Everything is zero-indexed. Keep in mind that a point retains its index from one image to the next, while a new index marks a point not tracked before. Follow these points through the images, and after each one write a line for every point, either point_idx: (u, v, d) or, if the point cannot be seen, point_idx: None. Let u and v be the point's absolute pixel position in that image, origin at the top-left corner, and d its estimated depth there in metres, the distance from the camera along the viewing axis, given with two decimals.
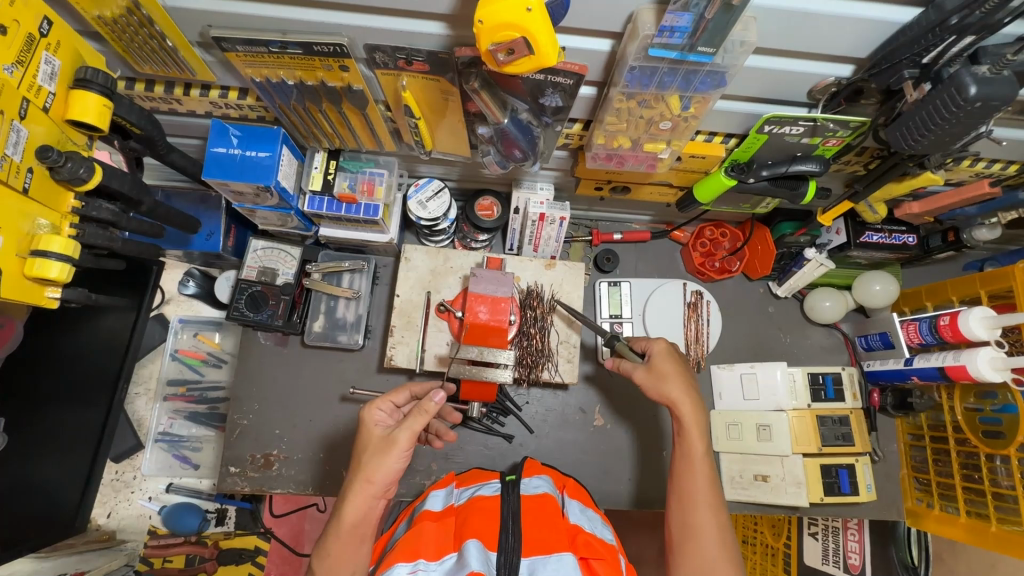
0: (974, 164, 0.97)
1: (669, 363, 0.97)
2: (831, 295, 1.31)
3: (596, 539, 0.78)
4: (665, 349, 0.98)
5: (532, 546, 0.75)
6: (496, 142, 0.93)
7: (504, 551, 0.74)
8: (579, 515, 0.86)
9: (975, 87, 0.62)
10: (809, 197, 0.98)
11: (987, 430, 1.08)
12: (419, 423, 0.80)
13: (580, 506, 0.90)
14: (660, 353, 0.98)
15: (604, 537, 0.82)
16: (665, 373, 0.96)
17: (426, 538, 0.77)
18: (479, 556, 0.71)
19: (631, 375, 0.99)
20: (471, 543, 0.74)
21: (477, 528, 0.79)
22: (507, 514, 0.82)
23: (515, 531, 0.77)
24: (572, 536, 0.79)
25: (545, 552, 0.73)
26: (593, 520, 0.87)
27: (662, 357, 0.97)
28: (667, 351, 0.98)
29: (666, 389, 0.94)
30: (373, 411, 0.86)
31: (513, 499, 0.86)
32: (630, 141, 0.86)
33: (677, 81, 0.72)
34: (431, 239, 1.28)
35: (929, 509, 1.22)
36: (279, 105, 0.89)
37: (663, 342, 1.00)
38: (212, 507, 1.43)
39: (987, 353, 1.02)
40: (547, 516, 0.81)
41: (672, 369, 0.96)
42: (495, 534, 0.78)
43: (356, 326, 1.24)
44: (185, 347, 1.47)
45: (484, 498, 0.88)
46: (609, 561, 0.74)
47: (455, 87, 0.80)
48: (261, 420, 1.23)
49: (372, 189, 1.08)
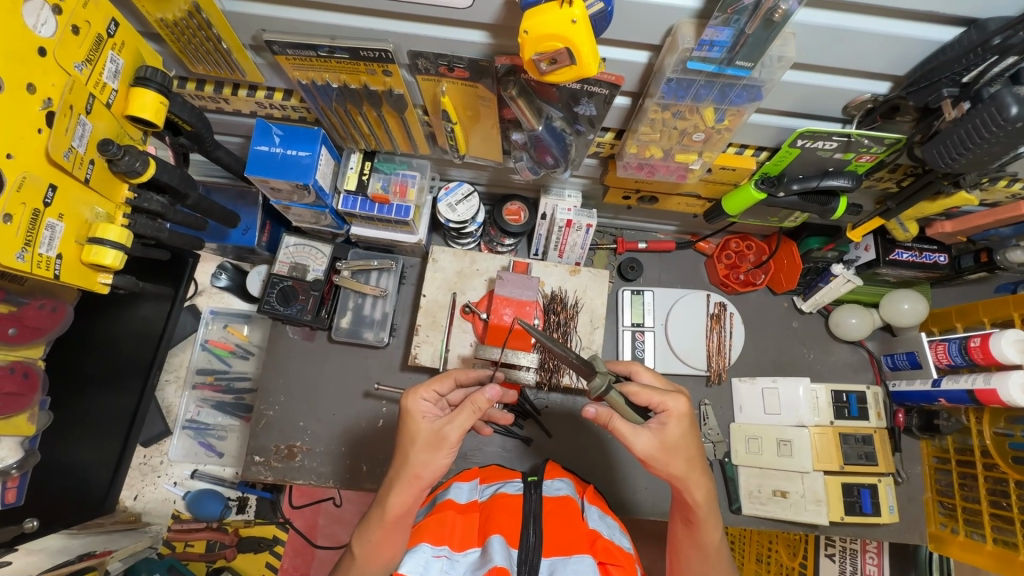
0: (1010, 185, 0.95)
1: (681, 432, 0.80)
2: (857, 312, 1.30)
3: (614, 545, 0.78)
4: (682, 409, 0.80)
5: (553, 548, 0.76)
6: (529, 148, 0.95)
7: (526, 548, 0.76)
8: (598, 521, 0.86)
9: (1015, 108, 0.62)
10: (840, 213, 0.97)
11: (1016, 456, 1.07)
12: (469, 421, 0.79)
13: (599, 512, 0.90)
14: (675, 417, 0.80)
15: (621, 545, 0.82)
16: (675, 448, 0.80)
17: (450, 529, 0.80)
18: (502, 551, 0.73)
19: (631, 440, 0.79)
20: (494, 538, 0.76)
21: (500, 524, 0.81)
22: (529, 514, 0.82)
23: (536, 531, 0.78)
24: (591, 540, 0.79)
25: (565, 554, 0.74)
26: (612, 526, 0.87)
27: (676, 424, 0.80)
28: (684, 414, 0.81)
29: (673, 468, 0.81)
30: (419, 401, 0.81)
31: (535, 500, 0.86)
32: (662, 152, 0.87)
33: (713, 94, 0.73)
34: (458, 241, 1.31)
35: (953, 534, 1.20)
36: (321, 106, 0.92)
37: (675, 402, 0.80)
38: (234, 495, 1.46)
39: (1018, 376, 1.00)
40: (567, 520, 0.82)
41: (684, 439, 0.80)
42: (517, 533, 0.80)
43: (382, 324, 1.27)
44: (214, 338, 1.52)
45: (506, 497, 0.89)
46: (627, 568, 0.74)
47: (491, 93, 0.83)
48: (286, 412, 1.26)
49: (404, 190, 1.11)
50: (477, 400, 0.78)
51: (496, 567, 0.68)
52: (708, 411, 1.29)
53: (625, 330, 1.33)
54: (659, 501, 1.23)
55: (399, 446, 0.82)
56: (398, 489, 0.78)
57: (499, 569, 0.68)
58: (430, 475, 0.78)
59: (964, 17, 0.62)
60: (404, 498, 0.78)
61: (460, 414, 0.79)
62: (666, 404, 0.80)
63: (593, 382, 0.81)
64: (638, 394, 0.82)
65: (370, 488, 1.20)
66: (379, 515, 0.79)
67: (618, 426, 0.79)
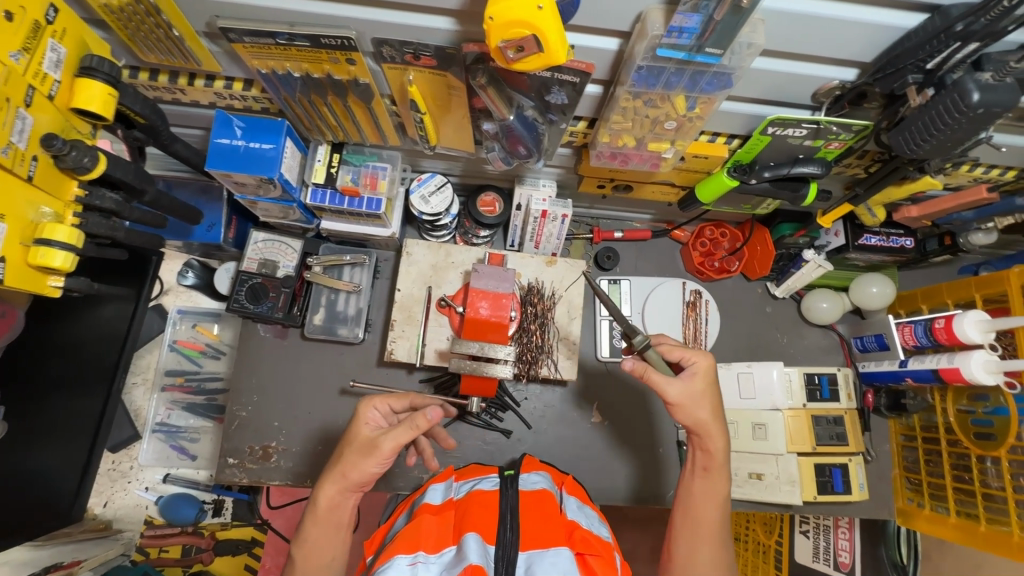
0: (973, 170, 0.97)
1: (707, 385, 0.88)
2: (828, 296, 1.32)
3: (592, 535, 0.79)
4: (703, 365, 0.90)
5: (530, 541, 0.76)
6: (500, 139, 0.93)
7: (503, 545, 0.75)
8: (576, 511, 0.87)
9: (977, 94, 0.62)
10: (810, 200, 0.99)
11: (978, 431, 1.11)
12: (405, 436, 0.78)
13: (577, 503, 0.91)
14: (698, 370, 0.89)
15: (599, 534, 0.83)
16: (701, 396, 0.88)
17: (425, 533, 0.78)
18: (477, 550, 0.72)
19: (662, 386, 0.87)
20: (470, 535, 0.75)
21: (477, 521, 0.80)
22: (506, 510, 0.82)
23: (513, 526, 0.78)
24: (569, 531, 0.80)
25: (542, 547, 0.74)
26: (590, 516, 0.88)
27: (701, 377, 0.88)
28: (706, 371, 0.90)
29: (697, 415, 0.88)
30: (369, 410, 0.85)
31: (511, 493, 0.86)
32: (634, 140, 0.86)
33: (684, 81, 0.72)
34: (433, 235, 1.28)
35: (919, 508, 1.25)
36: (285, 97, 0.89)
37: (706, 358, 0.90)
38: (210, 498, 1.43)
39: (981, 356, 1.05)
40: (544, 514, 0.82)
41: (707, 394, 0.88)
42: (494, 530, 0.79)
43: (357, 320, 1.24)
44: (183, 338, 1.47)
45: (482, 493, 0.88)
46: (604, 557, 0.75)
47: (460, 82, 0.81)
48: (260, 412, 1.23)
49: (375, 183, 1.08)
50: (417, 419, 0.78)
51: (472, 565, 0.68)
52: None
53: (604, 319, 1.33)
54: (638, 487, 1.26)
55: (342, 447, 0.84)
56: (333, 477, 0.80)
57: (474, 568, 0.68)
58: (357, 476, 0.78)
59: (928, 3, 0.62)
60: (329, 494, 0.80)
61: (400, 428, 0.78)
62: (695, 356, 0.90)
63: (635, 339, 0.88)
64: (670, 351, 0.91)
65: None
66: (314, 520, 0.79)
67: (653, 377, 0.87)
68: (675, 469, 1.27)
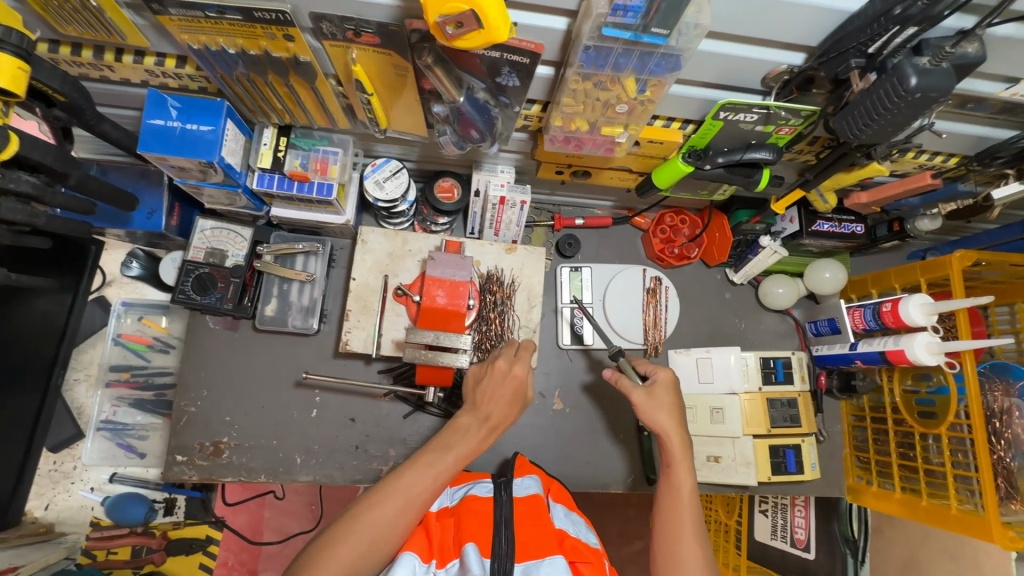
0: (917, 157, 0.99)
1: (668, 394, 1.04)
2: (784, 282, 1.35)
3: (581, 544, 0.87)
4: (668, 380, 1.06)
5: (524, 553, 0.83)
6: (452, 122, 0.90)
7: (499, 556, 0.82)
8: (563, 519, 0.95)
9: (915, 78, 0.62)
10: (764, 184, 1.00)
11: (922, 411, 1.15)
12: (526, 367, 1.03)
13: (564, 510, 0.99)
14: (663, 383, 1.06)
15: (587, 541, 0.91)
16: (660, 403, 1.03)
17: (433, 539, 0.88)
18: (478, 561, 0.80)
19: (629, 394, 1.05)
20: (469, 548, 0.82)
21: (472, 530, 0.88)
22: (501, 521, 0.88)
23: (507, 536, 0.85)
24: (560, 539, 0.87)
25: (538, 557, 0.81)
26: (577, 524, 0.96)
27: (664, 388, 1.05)
28: (670, 385, 1.05)
29: (658, 418, 1.02)
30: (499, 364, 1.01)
31: (506, 503, 0.92)
32: (587, 124, 0.84)
33: (633, 63, 0.71)
34: (390, 222, 1.25)
35: (868, 485, 1.29)
36: (221, 75, 0.85)
37: (667, 371, 1.08)
38: (161, 497, 1.38)
39: (924, 338, 1.08)
40: (536, 522, 0.89)
41: (669, 402, 1.04)
42: (489, 540, 0.85)
43: (310, 310, 1.20)
44: (129, 332, 1.39)
45: (477, 501, 0.95)
46: (593, 565, 0.83)
47: (407, 62, 0.78)
48: (210, 407, 1.19)
49: (326, 168, 1.04)
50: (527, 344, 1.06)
51: None
52: None
53: (564, 307, 1.33)
54: (599, 473, 1.27)
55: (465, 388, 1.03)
56: (464, 413, 1.00)
57: None
58: (498, 416, 0.99)
59: None
60: (460, 445, 0.95)
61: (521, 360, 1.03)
62: (658, 371, 1.07)
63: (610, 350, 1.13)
64: (642, 364, 1.11)
65: (306, 479, 1.17)
66: (444, 467, 0.91)
67: (622, 385, 1.07)
68: (635, 456, 1.29)
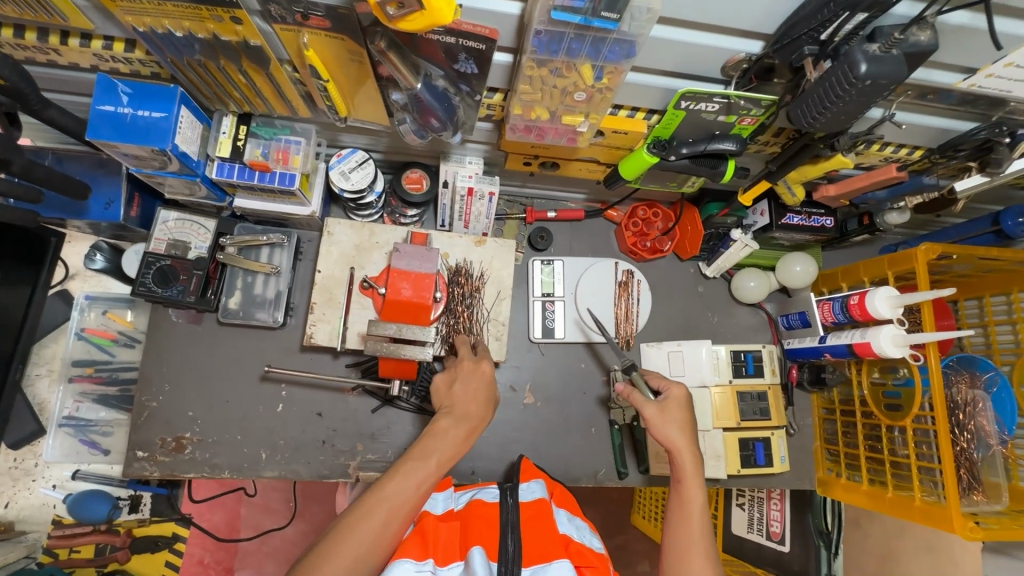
0: (883, 149, 1.00)
1: (680, 409, 1.04)
2: (755, 275, 1.35)
3: (587, 548, 0.85)
4: (681, 397, 1.05)
5: (530, 557, 0.82)
6: (411, 111, 0.89)
7: (505, 559, 0.81)
8: (568, 524, 0.93)
9: (864, 65, 0.62)
10: (730, 176, 0.99)
11: (890, 403, 1.16)
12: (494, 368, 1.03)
13: (569, 514, 0.97)
14: (676, 400, 1.05)
15: (592, 545, 0.89)
16: (671, 417, 1.02)
17: (433, 540, 0.85)
18: (483, 563, 0.79)
19: (640, 407, 1.05)
20: (475, 550, 0.82)
21: (479, 535, 0.87)
22: (507, 525, 0.87)
23: (515, 539, 0.84)
24: (565, 543, 0.86)
25: (545, 560, 0.80)
26: (581, 529, 0.94)
27: (676, 402, 1.04)
28: (683, 401, 1.05)
29: (668, 432, 1.01)
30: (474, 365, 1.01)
31: (511, 507, 0.91)
32: (548, 113, 0.83)
33: (587, 48, 0.70)
34: (358, 214, 1.23)
35: (837, 478, 1.30)
36: (172, 60, 0.83)
37: (680, 388, 1.07)
38: (126, 494, 1.37)
39: (889, 330, 1.09)
40: (542, 524, 0.88)
41: (681, 417, 1.02)
42: (496, 544, 0.85)
43: (276, 304, 1.18)
44: (92, 326, 1.36)
45: (483, 506, 0.94)
46: (598, 568, 0.81)
47: (360, 47, 0.76)
48: (172, 402, 1.16)
49: (287, 158, 1.03)
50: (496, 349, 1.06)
51: None
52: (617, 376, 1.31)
53: (536, 301, 1.32)
54: (570, 467, 1.26)
55: (437, 398, 0.98)
56: (443, 416, 0.93)
57: None
58: (476, 414, 0.95)
59: None
60: (443, 446, 0.89)
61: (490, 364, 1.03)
62: (672, 386, 1.07)
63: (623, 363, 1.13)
64: (655, 380, 1.10)
65: (271, 475, 1.15)
66: (431, 464, 0.86)
67: (633, 398, 1.07)
68: (607, 450, 1.28)
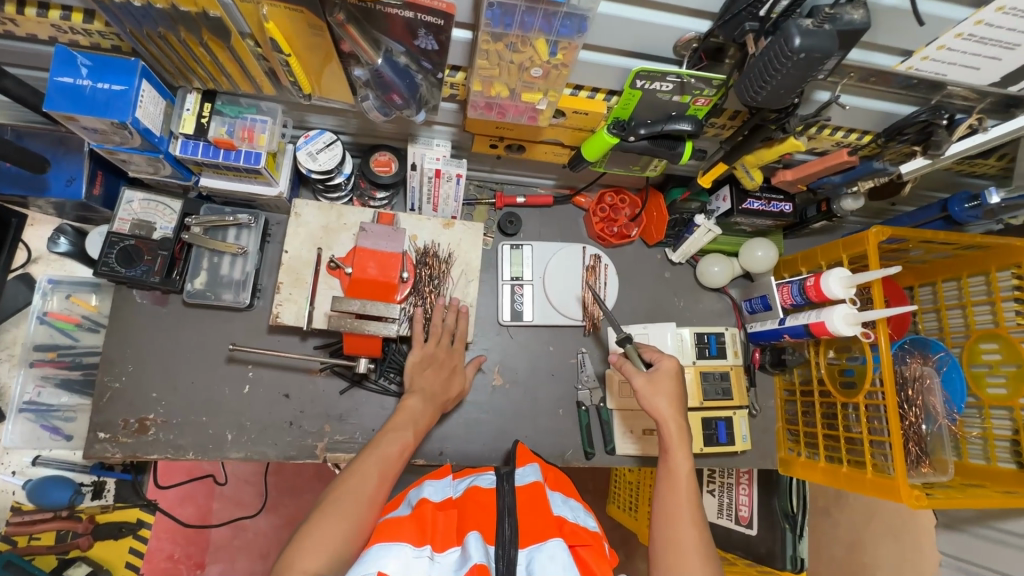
0: (833, 134, 1.05)
1: (669, 381, 1.08)
2: (719, 261, 1.39)
3: (580, 528, 0.87)
4: (671, 368, 1.09)
5: (528, 538, 0.81)
6: (374, 88, 0.90)
7: (502, 543, 0.80)
8: (562, 506, 0.93)
9: (799, 39, 0.65)
10: (687, 158, 1.01)
11: (845, 381, 1.20)
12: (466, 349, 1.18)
13: (563, 497, 0.98)
14: (665, 371, 1.09)
15: (587, 525, 0.91)
16: (660, 390, 1.07)
17: (433, 527, 0.84)
18: (480, 548, 0.78)
19: (631, 377, 1.09)
20: (473, 536, 0.81)
21: (477, 521, 0.85)
22: (504, 510, 0.86)
23: (511, 523, 0.83)
24: (559, 525, 0.86)
25: (540, 541, 0.79)
26: (575, 509, 0.95)
27: (665, 374, 1.08)
28: (672, 373, 1.08)
29: (657, 402, 1.05)
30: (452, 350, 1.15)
31: (507, 493, 0.90)
32: (507, 90, 0.86)
33: (539, 22, 0.72)
34: (327, 196, 1.24)
35: (798, 457, 1.33)
36: (132, 32, 0.83)
37: (672, 360, 1.10)
38: (88, 481, 1.40)
39: (841, 309, 1.13)
40: (538, 505, 0.86)
41: (670, 389, 1.07)
42: (493, 529, 0.84)
43: (242, 285, 1.18)
44: (55, 310, 1.34)
45: (480, 492, 0.92)
46: (594, 549, 0.83)
47: (320, 20, 0.78)
48: (136, 383, 1.16)
49: (252, 135, 1.03)
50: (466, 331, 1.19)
51: (477, 565, 0.74)
52: (585, 359, 1.33)
53: (505, 284, 1.34)
54: (538, 447, 1.28)
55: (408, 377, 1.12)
56: (413, 396, 1.08)
57: (478, 568, 0.74)
58: (443, 393, 1.13)
59: None
60: (416, 419, 1.05)
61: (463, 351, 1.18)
62: (662, 358, 1.11)
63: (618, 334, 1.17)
64: (648, 351, 1.14)
65: (236, 456, 1.15)
66: (408, 435, 1.01)
67: (625, 369, 1.11)
68: (574, 431, 1.30)
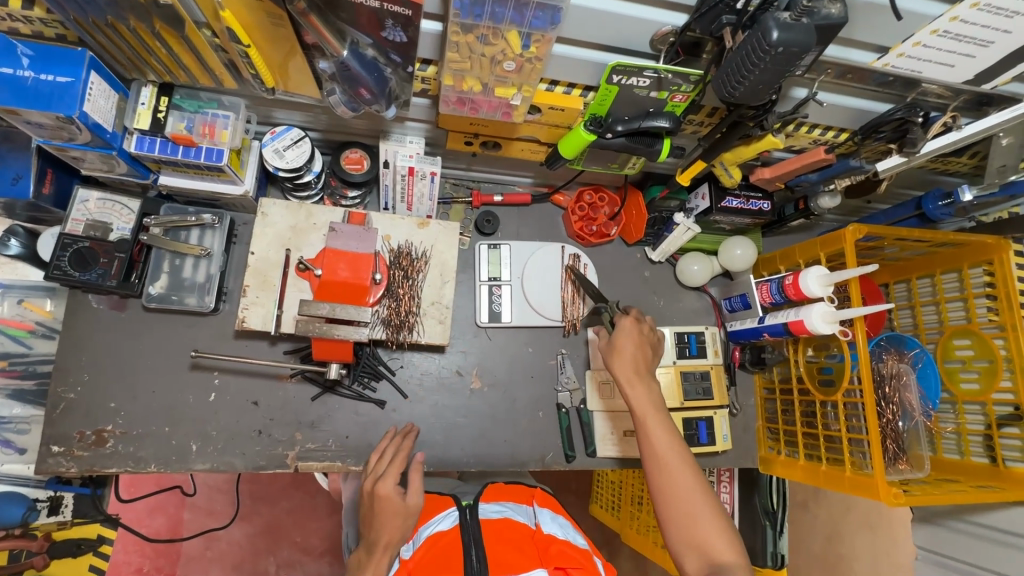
0: (810, 131, 1.04)
1: (627, 338, 1.09)
2: (698, 259, 1.38)
3: (569, 548, 0.94)
4: (630, 325, 1.10)
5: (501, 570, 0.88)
6: (341, 82, 0.87)
7: None
8: (550, 524, 1.02)
9: (776, 32, 0.63)
10: (665, 156, 0.99)
11: (823, 378, 1.19)
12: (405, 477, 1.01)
13: (551, 514, 1.06)
14: (625, 331, 1.10)
15: (576, 543, 0.99)
16: (619, 348, 1.08)
17: None
18: None
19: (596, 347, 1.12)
20: None
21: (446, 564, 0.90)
22: (470, 542, 0.94)
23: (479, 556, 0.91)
24: (545, 547, 0.94)
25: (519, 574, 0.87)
26: (564, 526, 1.03)
27: (622, 335, 1.09)
28: (632, 332, 1.10)
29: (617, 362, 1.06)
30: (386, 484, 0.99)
31: (472, 526, 0.97)
32: (479, 84, 0.83)
33: (510, 13, 0.69)
34: (296, 195, 1.19)
35: (778, 455, 1.33)
36: (75, 20, 0.77)
37: (629, 319, 1.12)
38: (43, 496, 1.31)
39: (819, 307, 1.12)
40: (505, 539, 0.95)
41: (628, 346, 1.07)
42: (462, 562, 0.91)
43: (206, 288, 1.12)
44: (5, 316, 1.25)
45: (443, 534, 0.96)
46: (582, 566, 0.91)
47: (279, 9, 0.74)
48: (92, 392, 1.10)
49: (214, 132, 0.98)
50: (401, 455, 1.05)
51: None
52: (564, 360, 1.31)
53: (482, 284, 1.31)
54: (517, 452, 1.25)
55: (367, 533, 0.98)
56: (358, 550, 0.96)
57: None
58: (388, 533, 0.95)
59: None
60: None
61: (410, 478, 1.02)
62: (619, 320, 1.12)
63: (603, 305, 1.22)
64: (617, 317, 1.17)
65: (201, 468, 1.10)
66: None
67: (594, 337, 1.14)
68: (554, 434, 1.27)
